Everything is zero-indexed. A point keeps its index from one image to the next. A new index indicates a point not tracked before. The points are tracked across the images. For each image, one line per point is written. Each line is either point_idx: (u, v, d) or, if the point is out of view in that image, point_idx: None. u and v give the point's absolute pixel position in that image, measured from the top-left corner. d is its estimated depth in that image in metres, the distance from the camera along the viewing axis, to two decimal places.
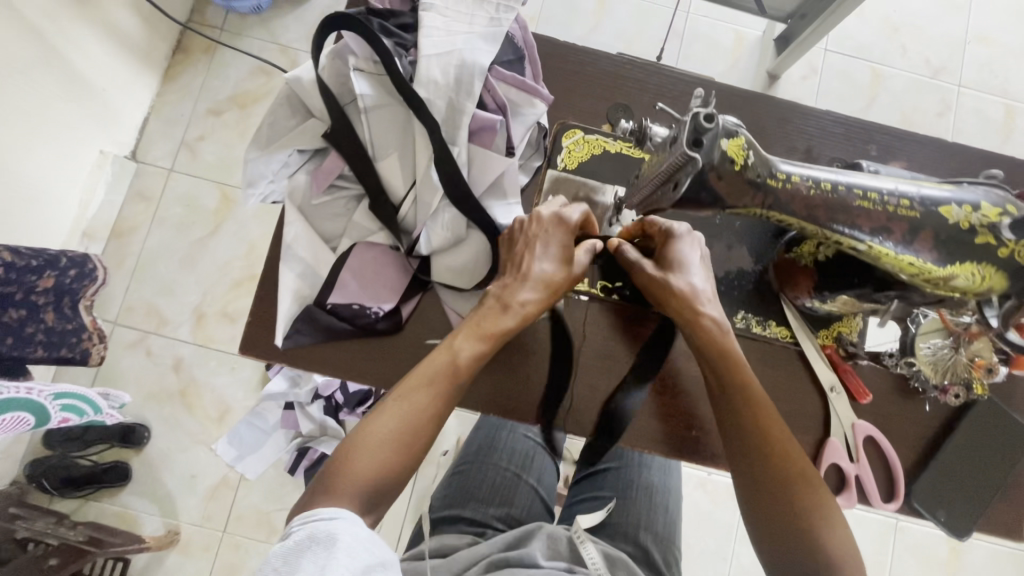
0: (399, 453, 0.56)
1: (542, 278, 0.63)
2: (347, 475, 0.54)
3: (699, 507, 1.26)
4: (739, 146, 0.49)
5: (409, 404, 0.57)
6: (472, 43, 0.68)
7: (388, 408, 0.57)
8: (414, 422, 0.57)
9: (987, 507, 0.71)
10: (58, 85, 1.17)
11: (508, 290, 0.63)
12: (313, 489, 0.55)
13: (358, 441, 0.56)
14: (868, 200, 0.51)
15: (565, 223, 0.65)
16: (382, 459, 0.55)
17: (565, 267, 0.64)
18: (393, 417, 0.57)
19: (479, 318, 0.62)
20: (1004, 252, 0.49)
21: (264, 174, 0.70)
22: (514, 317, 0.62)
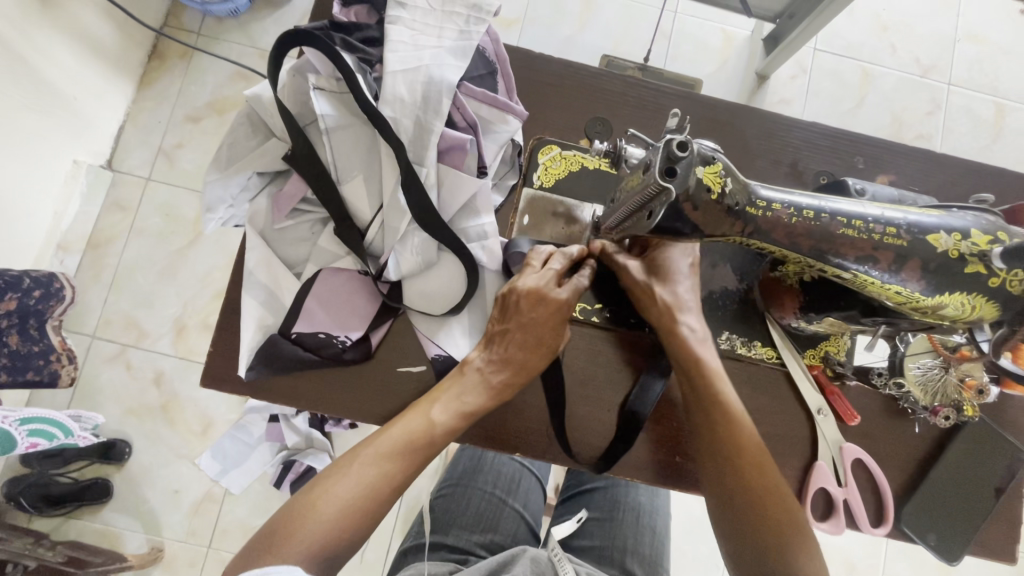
0: (358, 517, 0.57)
1: (528, 356, 0.64)
2: (302, 530, 0.54)
3: (688, 513, 1.25)
4: (716, 172, 0.46)
5: (376, 468, 0.58)
6: (440, 58, 0.65)
7: (354, 466, 0.58)
8: (379, 486, 0.58)
9: (978, 532, 0.69)
10: (26, 97, 1.12)
11: (489, 366, 0.63)
12: (261, 544, 0.54)
13: (320, 496, 0.56)
14: (852, 228, 0.48)
15: (565, 296, 0.64)
16: (340, 520, 0.55)
17: (552, 307, 0.64)
18: (359, 477, 0.58)
19: (458, 391, 0.63)
20: (995, 282, 0.46)
21: (224, 198, 0.66)
22: (487, 395, 0.63)
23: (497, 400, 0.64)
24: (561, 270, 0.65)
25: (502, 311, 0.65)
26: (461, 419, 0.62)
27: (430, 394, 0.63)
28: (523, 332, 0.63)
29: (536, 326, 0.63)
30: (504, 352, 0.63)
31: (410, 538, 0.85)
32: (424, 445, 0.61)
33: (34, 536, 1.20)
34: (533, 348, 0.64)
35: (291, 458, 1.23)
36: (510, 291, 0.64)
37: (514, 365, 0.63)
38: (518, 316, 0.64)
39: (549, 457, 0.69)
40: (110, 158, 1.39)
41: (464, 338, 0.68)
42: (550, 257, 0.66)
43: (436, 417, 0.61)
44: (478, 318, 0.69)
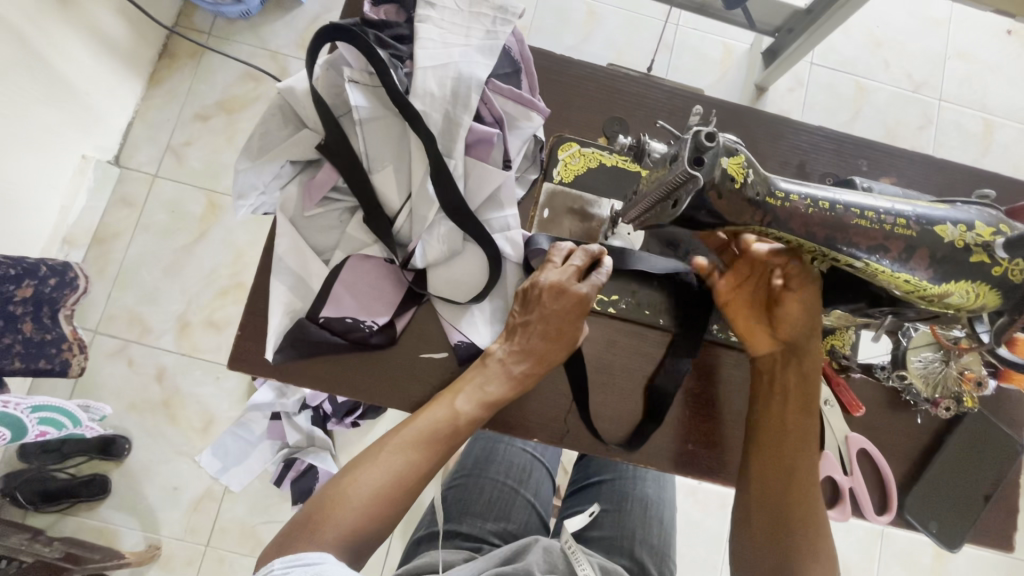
0: (385, 505, 0.58)
1: (549, 347, 0.65)
2: (332, 519, 0.56)
3: (685, 513, 1.27)
4: (739, 163, 0.49)
5: (403, 457, 0.60)
6: (468, 56, 0.68)
7: (382, 455, 0.60)
8: (405, 474, 0.60)
9: (977, 521, 0.72)
10: (40, 90, 1.13)
11: (510, 356, 0.65)
12: (291, 533, 0.56)
13: (349, 486, 0.58)
14: (866, 219, 0.51)
15: (588, 291, 0.65)
16: (369, 508, 0.57)
17: (573, 301, 0.65)
18: (386, 466, 0.59)
19: (480, 381, 0.64)
20: (998, 271, 0.50)
21: (255, 185, 0.69)
22: (508, 385, 0.65)
23: (518, 390, 0.65)
24: (582, 266, 0.67)
25: (524, 304, 0.66)
26: (483, 408, 0.64)
27: (452, 385, 0.65)
28: (545, 323, 0.65)
29: (556, 319, 0.65)
30: (525, 342, 0.65)
31: (421, 528, 0.87)
32: (448, 435, 0.63)
33: (30, 532, 1.19)
34: (554, 337, 0.65)
35: (290, 457, 1.25)
36: (531, 285, 0.66)
37: (535, 356, 0.65)
38: (540, 308, 0.65)
39: (564, 442, 0.71)
40: (118, 154, 1.41)
41: (486, 326, 0.70)
42: (572, 253, 0.67)
43: (460, 407, 0.63)
44: (500, 307, 0.71)
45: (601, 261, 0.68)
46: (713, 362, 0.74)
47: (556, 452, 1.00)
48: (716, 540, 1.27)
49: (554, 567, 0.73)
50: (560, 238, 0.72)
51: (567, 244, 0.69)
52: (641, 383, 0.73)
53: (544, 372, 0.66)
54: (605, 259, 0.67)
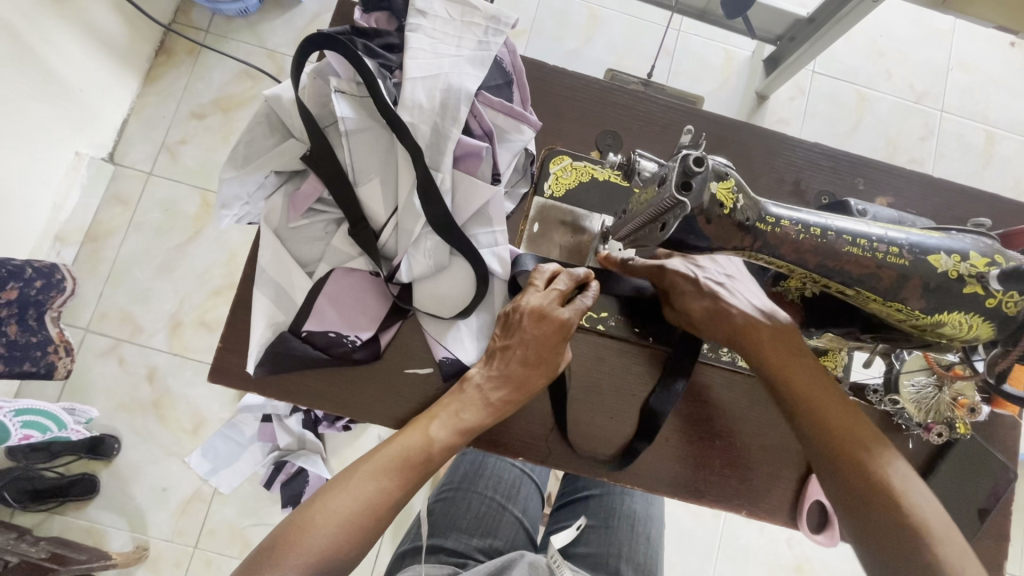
0: (353, 532, 0.56)
1: (529, 373, 0.64)
2: (299, 545, 0.54)
3: (676, 524, 1.26)
4: (729, 188, 0.48)
5: (375, 484, 0.58)
6: (459, 67, 0.67)
7: (353, 481, 0.58)
8: (377, 501, 0.58)
9: (968, 548, 0.71)
10: (32, 88, 1.12)
11: (489, 382, 0.64)
12: (256, 559, 0.54)
13: (317, 512, 0.56)
14: (857, 246, 0.50)
15: (570, 317, 0.63)
16: (335, 536, 0.55)
17: (550, 328, 0.63)
18: (357, 492, 0.58)
19: (457, 408, 0.63)
20: (992, 302, 0.49)
21: (240, 196, 0.67)
22: (485, 412, 0.63)
23: (496, 417, 0.64)
24: (565, 290, 0.65)
25: (505, 328, 0.65)
26: (459, 435, 0.63)
27: (430, 410, 0.64)
28: (525, 350, 0.63)
29: (534, 347, 0.63)
30: (505, 368, 0.64)
31: (406, 542, 0.85)
32: (421, 462, 0.61)
33: (16, 531, 1.17)
34: (534, 364, 0.64)
35: (281, 460, 1.22)
36: (513, 310, 0.64)
37: (514, 383, 0.64)
38: (520, 333, 0.64)
39: (546, 462, 0.70)
40: (112, 152, 1.39)
41: (473, 343, 0.69)
42: (556, 276, 0.66)
43: (434, 433, 0.62)
44: (487, 324, 0.70)
45: (587, 285, 0.67)
46: (702, 384, 0.73)
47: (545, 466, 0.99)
48: (706, 552, 1.26)
49: None
50: (546, 260, 0.71)
51: (552, 266, 0.68)
52: (630, 401, 0.72)
53: (522, 399, 0.65)
54: (591, 284, 0.66)
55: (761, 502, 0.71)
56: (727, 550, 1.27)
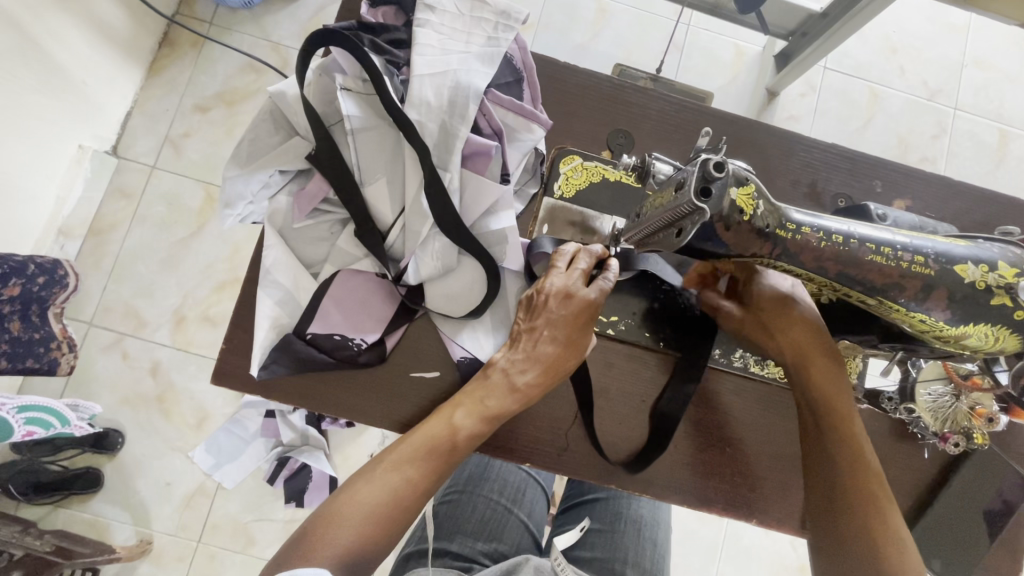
0: (382, 523, 0.56)
1: (557, 355, 0.63)
2: (328, 537, 0.54)
3: (681, 525, 1.26)
4: (749, 194, 0.46)
5: (399, 474, 0.58)
6: (468, 63, 0.65)
7: (378, 472, 0.58)
8: (404, 491, 0.58)
9: (981, 559, 0.70)
10: (34, 81, 1.11)
11: (514, 366, 0.62)
12: (288, 550, 0.54)
13: (344, 503, 0.56)
14: (881, 255, 0.48)
15: (596, 296, 0.62)
16: (365, 528, 0.55)
17: (580, 308, 0.62)
18: (383, 483, 0.57)
19: (482, 394, 0.62)
20: (1020, 315, 0.47)
21: (244, 195, 0.66)
22: (511, 398, 0.62)
23: (524, 402, 0.63)
24: (588, 268, 0.64)
25: (529, 310, 0.64)
26: (484, 422, 0.61)
27: (453, 399, 0.63)
28: (552, 330, 0.62)
29: (563, 326, 0.62)
30: (532, 350, 0.62)
31: (412, 544, 0.85)
32: (446, 451, 0.60)
33: (21, 524, 1.17)
34: (563, 345, 0.63)
35: (285, 456, 1.20)
36: (537, 292, 0.63)
37: (542, 364, 0.62)
38: (545, 314, 0.63)
39: (556, 468, 0.68)
40: (116, 144, 1.38)
41: (489, 341, 0.68)
42: (576, 254, 0.64)
43: (459, 421, 0.61)
44: (501, 321, 0.69)
45: (605, 261, 0.66)
46: (714, 390, 0.71)
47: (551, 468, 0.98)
48: (710, 553, 1.26)
49: None
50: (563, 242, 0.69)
51: (569, 244, 0.66)
52: (641, 405, 0.71)
53: (550, 382, 0.63)
54: (611, 261, 0.65)
55: (773, 510, 0.70)
56: (731, 551, 1.26)
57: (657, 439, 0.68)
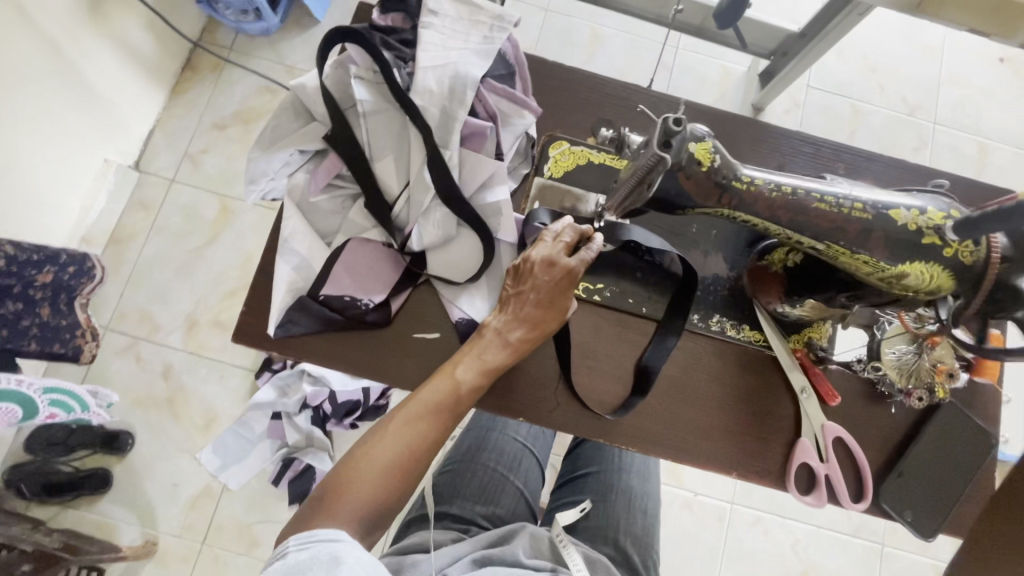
0: (396, 476, 0.61)
1: (543, 315, 0.68)
2: (348, 494, 0.59)
3: (681, 527, 1.30)
4: (706, 149, 0.55)
5: (411, 428, 0.63)
6: (466, 58, 0.73)
7: (390, 430, 0.62)
8: (416, 443, 0.63)
9: (953, 510, 0.73)
10: (67, 94, 1.20)
11: (505, 325, 0.68)
12: (311, 509, 0.59)
13: (360, 460, 0.61)
14: (825, 203, 0.57)
15: (579, 266, 0.68)
16: (381, 482, 0.60)
17: (565, 275, 0.68)
18: (396, 438, 0.62)
19: (478, 351, 0.67)
20: (948, 252, 0.55)
21: (266, 172, 0.74)
22: (506, 352, 0.68)
23: (516, 356, 0.69)
24: (572, 240, 0.69)
25: (517, 276, 0.69)
26: (483, 375, 0.67)
27: (453, 357, 0.68)
28: (538, 294, 0.68)
29: (549, 290, 0.68)
30: (520, 311, 0.68)
31: (413, 511, 0.89)
32: (452, 404, 0.65)
33: (31, 522, 1.20)
34: (547, 306, 0.68)
35: (289, 457, 1.29)
36: (523, 261, 0.69)
37: (530, 322, 0.68)
38: (531, 281, 0.68)
39: (545, 421, 0.74)
40: (138, 160, 1.47)
41: (486, 304, 0.74)
42: (560, 229, 0.70)
43: (461, 376, 0.66)
44: (497, 287, 0.75)
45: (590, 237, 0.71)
46: (694, 353, 0.77)
47: (547, 444, 1.02)
48: (710, 556, 1.30)
49: (538, 554, 0.73)
50: (556, 213, 0.76)
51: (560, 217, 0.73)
52: (626, 364, 0.76)
53: (539, 338, 0.69)
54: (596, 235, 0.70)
55: (752, 463, 0.75)
56: (731, 555, 1.30)
57: (639, 390, 0.74)
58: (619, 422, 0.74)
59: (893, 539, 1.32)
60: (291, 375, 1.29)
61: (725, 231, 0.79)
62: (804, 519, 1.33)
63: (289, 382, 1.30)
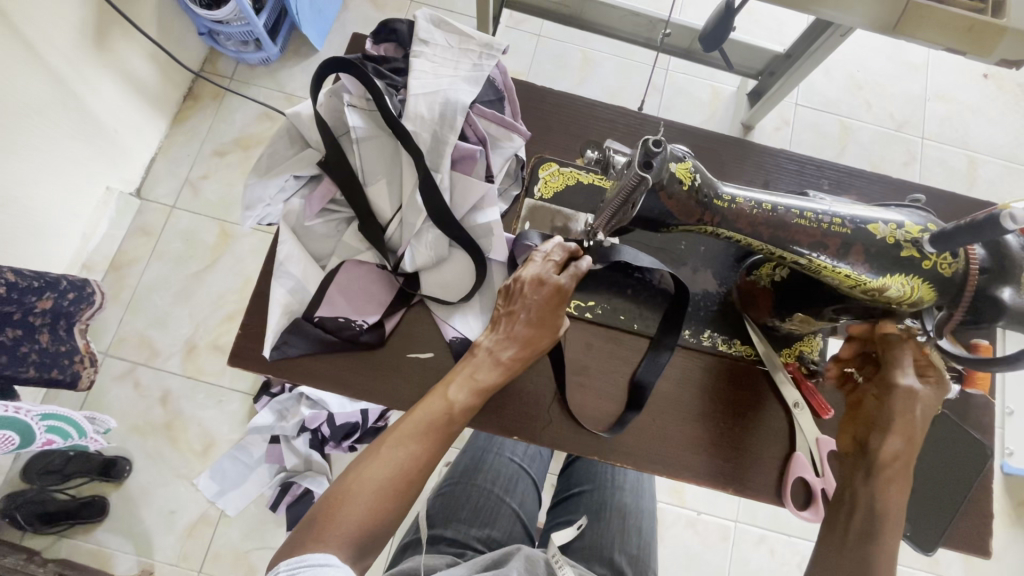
0: (388, 501, 0.61)
1: (535, 333, 0.68)
2: (338, 518, 0.59)
3: (685, 548, 1.28)
4: (686, 168, 0.57)
5: (404, 450, 0.62)
6: (456, 84, 0.76)
7: (382, 452, 0.62)
8: (407, 465, 0.62)
9: (950, 523, 0.73)
10: (69, 125, 1.23)
11: (497, 344, 0.68)
12: (300, 535, 0.59)
13: (352, 484, 0.61)
14: (804, 219, 0.60)
15: (568, 284, 0.69)
16: (371, 506, 0.60)
17: (556, 294, 0.68)
18: (388, 460, 0.62)
19: (470, 370, 0.67)
20: (926, 264, 0.57)
21: (262, 198, 0.76)
22: (498, 371, 0.68)
23: (509, 374, 0.69)
24: (561, 260, 0.70)
25: (507, 296, 0.70)
26: (477, 395, 0.67)
27: (445, 377, 0.68)
28: (528, 313, 0.68)
29: (540, 309, 0.68)
30: (511, 330, 0.68)
31: (408, 535, 0.88)
32: (444, 424, 0.65)
33: (26, 553, 1.19)
34: (538, 325, 0.68)
35: (287, 481, 1.28)
36: (513, 282, 0.69)
37: (521, 342, 0.68)
38: (522, 299, 0.69)
39: (541, 442, 0.74)
40: (139, 187, 1.50)
41: (479, 323, 0.75)
42: (550, 248, 0.71)
43: (453, 396, 0.66)
44: (489, 305, 0.76)
45: (579, 257, 0.72)
46: (686, 368, 0.78)
47: (541, 463, 1.02)
48: None
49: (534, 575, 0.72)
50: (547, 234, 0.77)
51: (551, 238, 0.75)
52: (620, 381, 0.77)
53: (531, 357, 0.69)
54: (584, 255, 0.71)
55: (748, 482, 0.75)
56: None
57: (632, 405, 0.75)
58: (616, 441, 0.75)
59: (902, 556, 1.27)
60: (288, 399, 1.28)
61: (714, 247, 0.80)
62: (809, 536, 1.31)
63: (287, 406, 1.28)
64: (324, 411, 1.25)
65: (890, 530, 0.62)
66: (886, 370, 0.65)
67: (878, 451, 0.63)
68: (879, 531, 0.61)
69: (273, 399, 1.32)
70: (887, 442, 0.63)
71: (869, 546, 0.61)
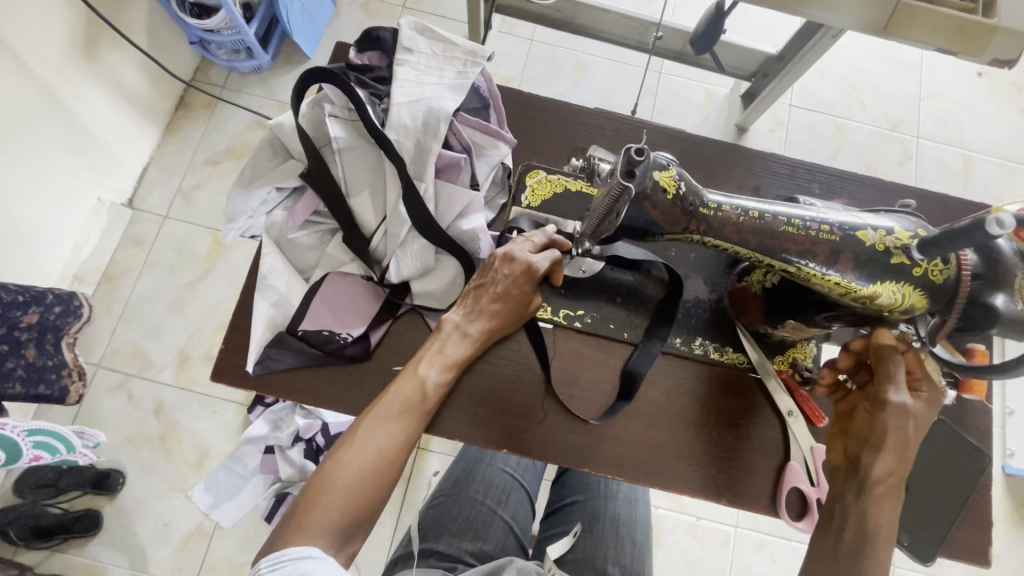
0: (368, 484, 0.59)
1: (503, 308, 0.69)
2: (319, 507, 0.57)
3: (684, 554, 1.27)
4: (671, 177, 0.57)
5: (381, 431, 0.61)
6: (440, 92, 0.75)
7: (359, 436, 0.61)
8: (385, 445, 0.61)
9: (949, 530, 0.71)
10: (58, 137, 1.22)
11: (466, 317, 0.69)
12: (280, 529, 0.57)
13: (331, 471, 0.59)
14: (792, 226, 0.59)
15: (540, 263, 0.70)
16: (352, 491, 0.58)
17: (528, 273, 0.69)
18: (366, 442, 0.61)
19: (440, 346, 0.68)
20: (917, 271, 0.56)
21: (245, 210, 0.75)
22: (469, 345, 0.69)
23: (477, 347, 0.69)
24: (539, 244, 0.72)
25: (481, 271, 0.71)
26: (448, 370, 0.67)
27: (415, 355, 0.68)
28: (499, 288, 0.69)
29: (511, 285, 0.69)
30: (479, 303, 0.69)
31: (399, 549, 0.86)
32: (419, 402, 0.64)
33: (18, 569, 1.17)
34: (507, 300, 0.69)
35: (282, 492, 1.27)
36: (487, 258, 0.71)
37: (488, 315, 0.69)
38: (493, 274, 0.69)
39: (528, 449, 0.72)
40: (132, 198, 1.49)
41: None
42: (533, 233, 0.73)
43: (427, 374, 0.66)
44: None
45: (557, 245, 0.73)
46: (678, 377, 0.76)
47: (535, 475, 1.01)
48: None
49: None
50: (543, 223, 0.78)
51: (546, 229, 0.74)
52: (607, 392, 0.75)
53: (497, 330, 0.70)
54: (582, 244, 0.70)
55: (738, 490, 0.73)
56: None
57: (623, 395, 0.74)
58: (601, 438, 0.74)
59: (903, 560, 1.25)
60: (282, 409, 1.28)
61: (705, 254, 0.79)
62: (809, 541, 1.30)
63: (282, 416, 1.29)
64: (318, 421, 1.24)
65: (883, 544, 0.59)
66: (880, 384, 0.62)
67: (872, 470, 0.60)
68: (873, 545, 0.59)
69: (268, 410, 1.32)
70: (878, 461, 0.60)
71: (863, 559, 0.58)
